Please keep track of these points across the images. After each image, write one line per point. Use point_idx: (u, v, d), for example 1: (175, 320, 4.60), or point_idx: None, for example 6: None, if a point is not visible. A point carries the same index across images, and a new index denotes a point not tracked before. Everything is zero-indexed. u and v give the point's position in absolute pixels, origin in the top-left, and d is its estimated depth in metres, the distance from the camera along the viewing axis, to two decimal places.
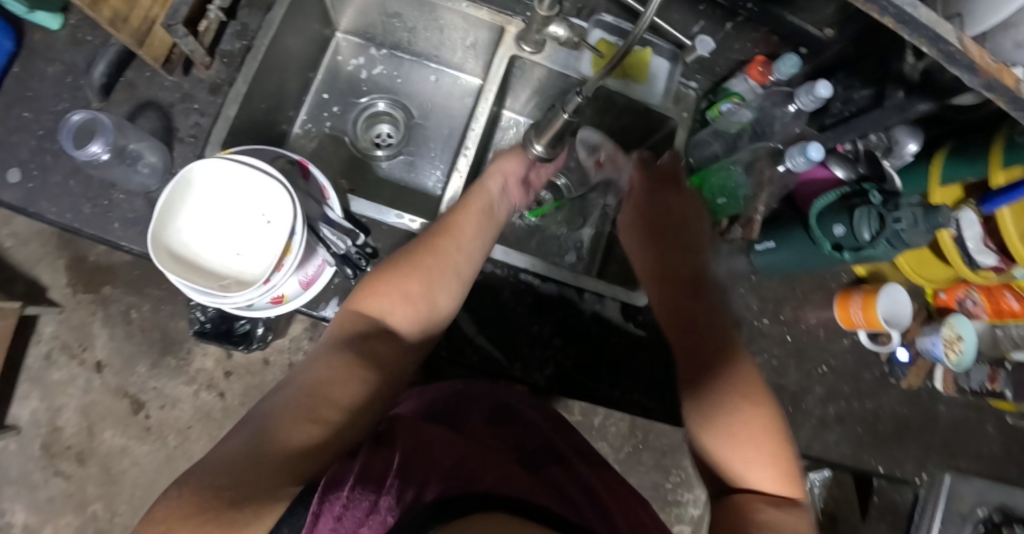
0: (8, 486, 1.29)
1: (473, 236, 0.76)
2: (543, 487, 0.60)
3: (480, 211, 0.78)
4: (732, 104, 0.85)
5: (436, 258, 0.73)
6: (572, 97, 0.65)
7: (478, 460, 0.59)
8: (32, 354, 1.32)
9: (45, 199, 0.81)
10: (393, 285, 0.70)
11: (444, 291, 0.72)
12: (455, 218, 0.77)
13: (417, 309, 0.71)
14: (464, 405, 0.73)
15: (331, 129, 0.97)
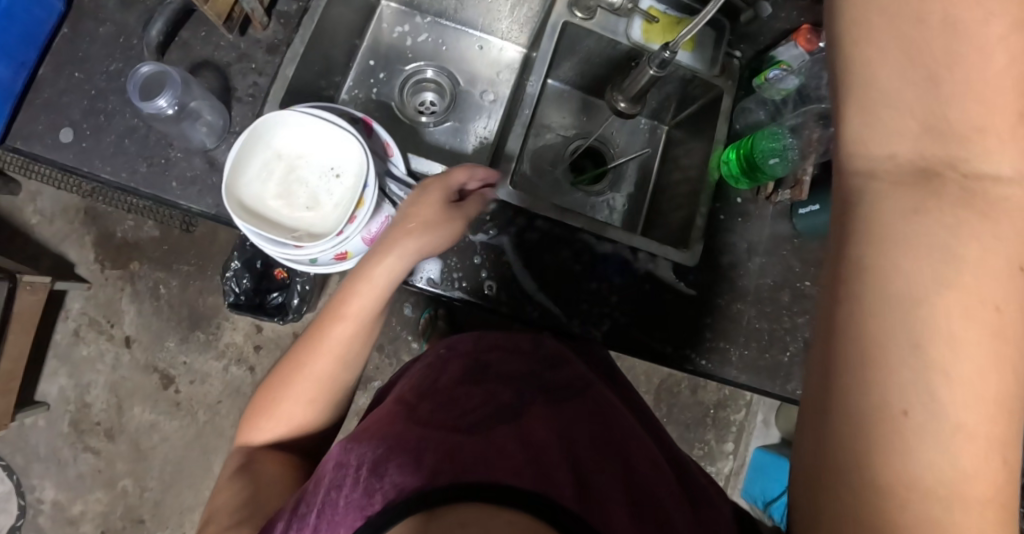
0: (36, 463, 1.27)
1: (349, 328, 0.69)
2: (494, 452, 0.51)
3: (356, 307, 0.68)
4: (779, 72, 0.87)
5: (309, 372, 0.69)
6: (660, 54, 0.80)
7: (411, 453, 0.51)
8: (59, 330, 1.30)
9: (99, 158, 0.81)
10: (269, 406, 0.69)
11: (316, 397, 0.69)
12: (330, 313, 0.69)
13: (310, 423, 0.70)
14: (435, 373, 0.67)
15: (377, 95, 0.99)
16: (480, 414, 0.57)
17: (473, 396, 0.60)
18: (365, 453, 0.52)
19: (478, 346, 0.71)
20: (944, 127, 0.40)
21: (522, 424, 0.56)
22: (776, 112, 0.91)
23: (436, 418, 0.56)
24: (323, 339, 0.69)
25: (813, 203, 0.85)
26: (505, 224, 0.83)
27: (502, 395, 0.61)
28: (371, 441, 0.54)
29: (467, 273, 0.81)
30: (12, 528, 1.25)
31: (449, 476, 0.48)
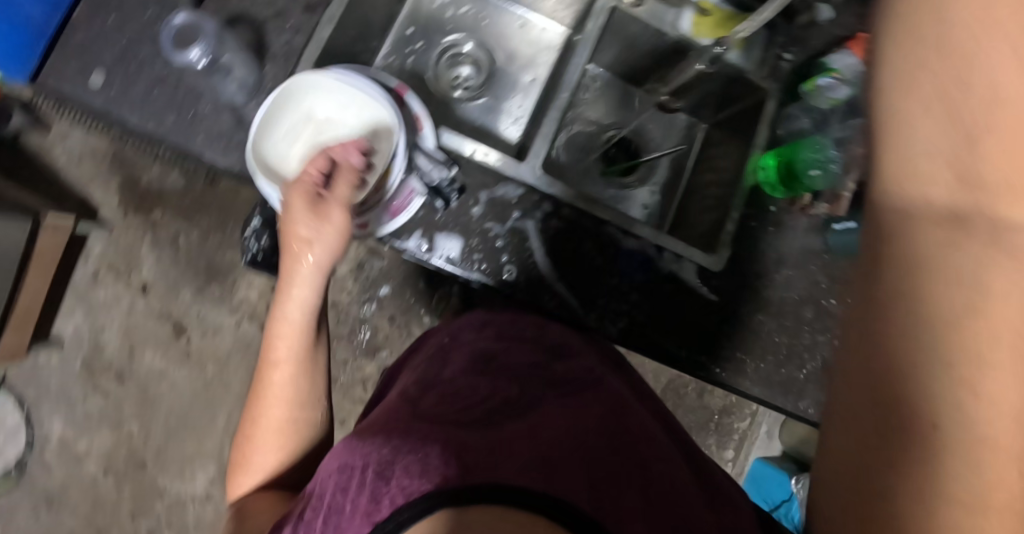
0: (46, 398, 1.29)
1: (290, 363, 0.67)
2: (503, 448, 0.48)
3: (284, 338, 0.66)
4: (830, 80, 0.83)
5: (265, 418, 0.66)
6: (711, 50, 0.86)
7: (417, 449, 0.47)
8: (79, 272, 1.31)
9: (128, 106, 0.78)
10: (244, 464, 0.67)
11: (277, 435, 0.67)
12: (263, 362, 0.67)
13: (284, 463, 0.67)
14: (438, 368, 0.66)
15: (413, 64, 0.97)
16: (486, 411, 0.55)
17: (478, 390, 0.59)
18: (371, 452, 0.49)
19: (483, 334, 0.71)
20: (974, 178, 0.37)
21: (532, 419, 0.53)
22: (821, 123, 0.85)
23: (439, 415, 0.55)
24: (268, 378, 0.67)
25: (850, 221, 0.82)
26: (531, 208, 0.81)
27: (505, 390, 0.59)
28: (376, 438, 0.51)
29: (488, 256, 0.79)
30: (20, 460, 1.27)
31: (459, 473, 0.44)
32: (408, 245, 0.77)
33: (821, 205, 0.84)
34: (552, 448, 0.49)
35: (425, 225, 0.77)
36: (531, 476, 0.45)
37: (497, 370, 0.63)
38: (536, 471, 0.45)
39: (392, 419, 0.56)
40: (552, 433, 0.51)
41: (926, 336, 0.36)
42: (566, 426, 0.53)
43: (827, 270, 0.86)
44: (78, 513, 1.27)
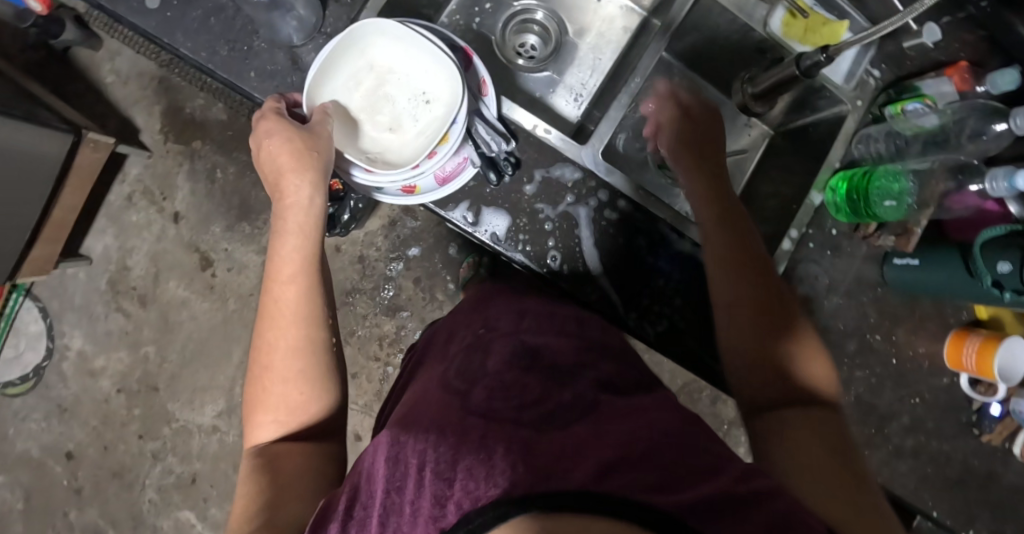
0: (69, 311, 1.30)
1: (298, 286, 0.65)
2: (569, 452, 0.46)
3: (284, 262, 0.65)
4: (921, 105, 0.78)
5: (274, 359, 0.63)
6: (811, 56, 0.73)
7: (478, 456, 0.47)
8: (114, 192, 1.31)
9: (181, 30, 0.78)
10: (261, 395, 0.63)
11: (291, 374, 0.63)
12: (268, 297, 0.65)
13: (304, 410, 0.63)
14: (481, 356, 0.65)
15: (479, 25, 0.92)
16: (543, 412, 0.53)
17: (528, 385, 0.58)
18: (427, 458, 0.49)
19: (519, 326, 0.69)
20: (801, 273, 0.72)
21: (592, 423, 0.52)
22: (898, 149, 0.81)
23: (492, 414, 0.54)
24: (274, 296, 0.65)
25: (914, 258, 0.80)
26: (585, 194, 0.75)
27: (556, 391, 0.57)
28: (431, 440, 0.51)
29: (534, 238, 0.74)
30: (37, 368, 1.29)
31: (526, 483, 0.43)
32: (453, 216, 0.74)
33: (886, 236, 0.82)
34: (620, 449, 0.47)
35: (474, 197, 0.74)
36: (601, 480, 0.42)
37: (544, 364, 0.61)
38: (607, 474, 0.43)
39: (442, 417, 0.56)
40: (615, 435, 0.49)
41: (791, 458, 0.57)
42: (629, 427, 0.51)
43: (879, 304, 0.85)
44: (88, 427, 1.29)
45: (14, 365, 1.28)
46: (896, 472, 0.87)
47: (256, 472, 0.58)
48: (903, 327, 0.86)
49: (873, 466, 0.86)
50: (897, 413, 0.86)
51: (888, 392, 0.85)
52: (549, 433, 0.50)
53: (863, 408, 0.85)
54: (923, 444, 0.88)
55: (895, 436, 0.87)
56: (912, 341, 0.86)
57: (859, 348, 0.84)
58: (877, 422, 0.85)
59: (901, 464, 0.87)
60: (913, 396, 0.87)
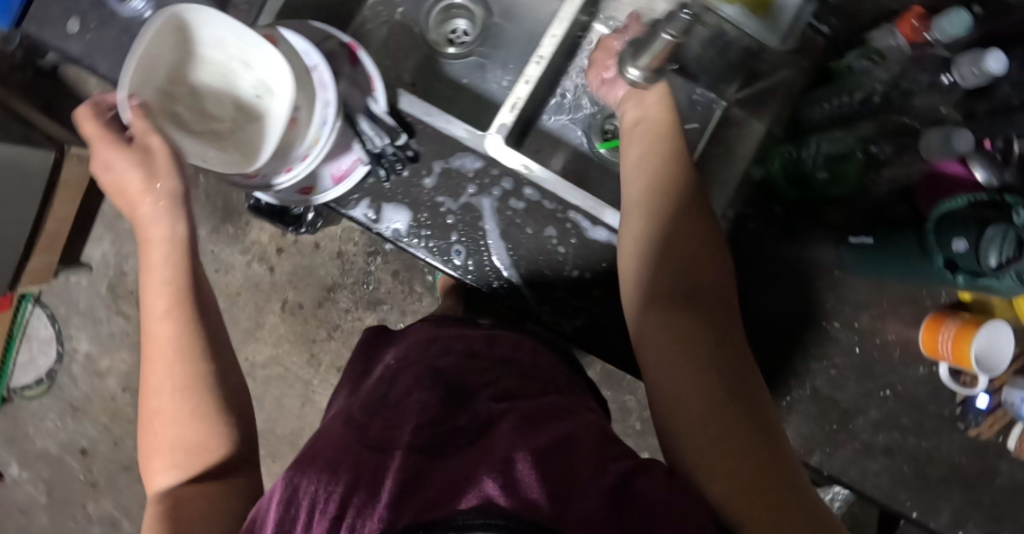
0: (75, 316, 1.37)
1: (173, 327, 0.64)
2: (462, 482, 0.46)
3: (157, 305, 0.65)
4: (864, 64, 0.68)
5: (159, 406, 0.63)
6: (678, 13, 0.60)
7: (373, 486, 0.48)
8: (107, 201, 1.36)
9: (105, 55, 0.83)
10: (159, 448, 0.62)
11: (178, 415, 0.62)
12: (146, 345, 0.65)
13: (199, 445, 0.62)
14: (385, 383, 0.64)
15: (402, 15, 0.88)
16: (435, 436, 0.53)
17: (423, 412, 0.56)
18: (320, 500, 0.48)
19: (430, 353, 0.67)
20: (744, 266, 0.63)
21: (481, 442, 0.52)
22: (849, 117, 0.70)
23: (388, 440, 0.53)
24: (155, 347, 0.64)
25: (867, 236, 0.72)
26: (489, 184, 0.71)
27: (449, 412, 0.57)
28: (324, 474, 0.50)
29: (436, 233, 0.71)
30: (50, 371, 1.37)
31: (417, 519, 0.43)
32: (354, 214, 0.72)
33: (831, 213, 0.75)
34: (504, 461, 0.48)
35: (372, 194, 0.72)
36: (490, 496, 0.44)
37: (442, 394, 0.59)
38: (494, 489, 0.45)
39: (338, 444, 0.54)
40: (509, 443, 0.50)
41: (725, 483, 0.53)
42: (519, 438, 0.51)
43: (839, 290, 0.76)
44: (99, 424, 1.37)
45: (29, 368, 1.37)
46: (866, 471, 0.78)
47: (156, 526, 0.57)
48: (869, 312, 0.77)
49: (837, 465, 0.78)
50: (864, 406, 0.78)
51: (850, 385, 0.78)
52: (444, 458, 0.50)
53: (821, 404, 0.77)
54: (899, 441, 0.79)
55: (863, 432, 0.78)
56: (879, 326, 0.77)
57: (814, 337, 0.76)
58: (839, 416, 0.78)
59: (871, 463, 0.78)
60: (883, 389, 0.78)
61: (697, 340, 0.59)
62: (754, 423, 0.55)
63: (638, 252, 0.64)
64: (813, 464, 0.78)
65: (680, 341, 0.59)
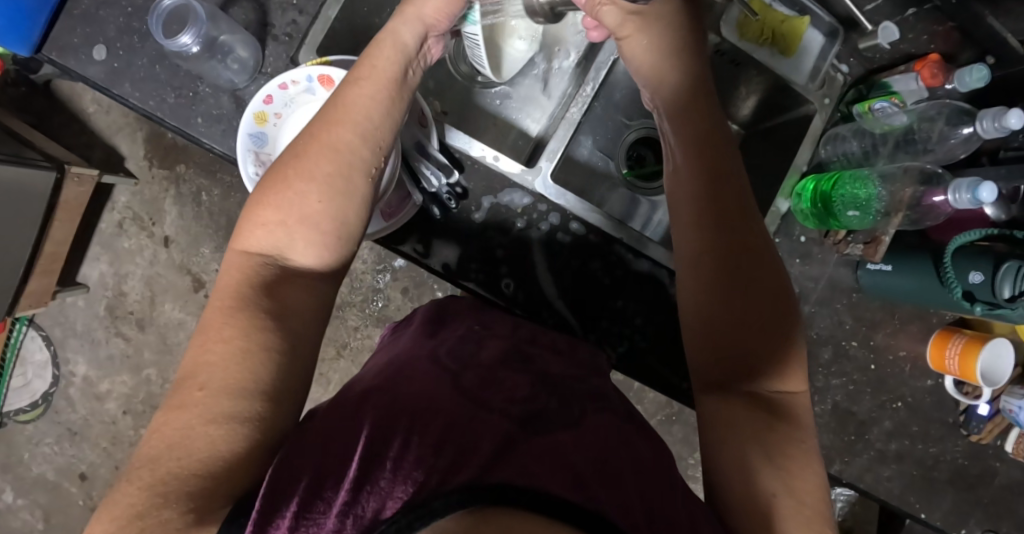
0: (72, 338, 1.34)
1: (356, 149, 0.59)
2: (539, 464, 0.48)
3: (351, 125, 0.60)
4: (888, 104, 0.76)
5: (298, 186, 0.57)
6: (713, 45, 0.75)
7: (459, 452, 0.49)
8: (105, 220, 1.33)
9: (129, 81, 0.79)
10: (273, 210, 0.58)
11: (324, 220, 0.57)
12: (329, 116, 0.60)
13: (322, 230, 0.57)
14: (474, 347, 0.64)
15: None
16: (530, 412, 0.55)
17: (518, 387, 0.58)
18: (410, 445, 0.50)
19: (515, 334, 0.68)
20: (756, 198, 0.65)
21: (580, 434, 0.54)
22: (870, 150, 0.77)
23: (484, 402, 0.55)
24: (338, 115, 0.60)
25: (886, 263, 0.76)
26: (536, 219, 0.75)
27: (544, 396, 0.57)
28: (414, 421, 0.52)
29: (485, 265, 0.74)
30: (45, 395, 1.34)
31: (494, 477, 0.46)
32: (405, 249, 0.74)
33: (855, 243, 0.78)
34: (596, 465, 0.50)
35: (422, 229, 0.74)
36: (574, 493, 0.47)
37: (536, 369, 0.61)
38: (580, 487, 0.47)
39: (431, 395, 0.55)
40: (578, 450, 0.51)
41: (748, 456, 0.57)
42: (617, 449, 0.54)
43: (855, 310, 0.83)
44: (98, 448, 1.34)
45: (23, 392, 1.33)
46: (880, 477, 0.84)
47: (244, 297, 0.55)
48: (882, 331, 0.84)
49: (855, 471, 0.83)
50: (878, 417, 0.84)
51: (867, 398, 0.84)
52: (538, 436, 0.52)
53: (840, 416, 0.83)
54: (908, 448, 0.85)
55: (877, 441, 0.84)
56: (891, 343, 0.84)
57: (834, 355, 0.83)
58: (856, 427, 0.83)
59: (885, 469, 0.84)
60: (895, 401, 0.85)
61: (736, 317, 0.61)
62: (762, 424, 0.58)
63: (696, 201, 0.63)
64: (834, 472, 0.83)
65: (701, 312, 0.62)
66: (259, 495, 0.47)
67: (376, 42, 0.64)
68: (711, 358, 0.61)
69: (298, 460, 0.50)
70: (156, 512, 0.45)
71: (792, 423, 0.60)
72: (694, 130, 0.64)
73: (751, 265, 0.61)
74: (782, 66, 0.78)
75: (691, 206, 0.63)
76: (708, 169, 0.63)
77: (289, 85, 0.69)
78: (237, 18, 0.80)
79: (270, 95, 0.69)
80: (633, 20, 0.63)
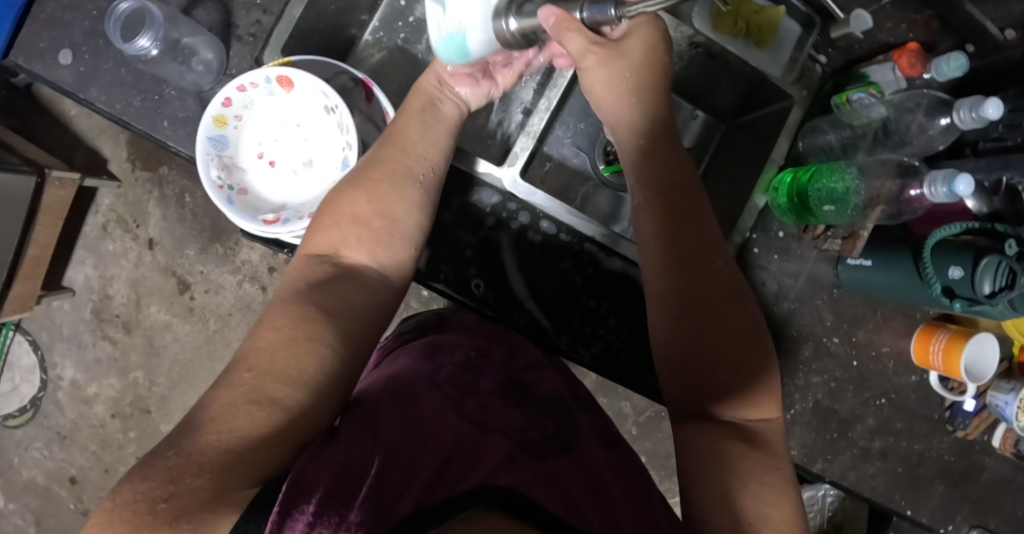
0: (59, 341, 1.34)
1: (406, 162, 0.64)
2: (542, 487, 0.49)
3: (409, 150, 0.65)
4: (866, 95, 0.73)
5: (350, 191, 0.61)
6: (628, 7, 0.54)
7: (464, 472, 0.48)
8: (89, 223, 1.32)
9: (95, 85, 0.77)
10: (339, 215, 0.60)
11: (377, 220, 0.61)
12: (384, 144, 0.65)
13: (372, 230, 0.60)
14: (473, 376, 0.62)
15: (404, 42, 0.90)
16: (531, 439, 0.55)
17: (520, 418, 0.57)
18: (420, 462, 0.49)
19: (512, 363, 0.66)
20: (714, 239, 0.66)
21: (573, 461, 0.55)
22: (848, 143, 0.76)
23: (488, 427, 0.55)
24: (398, 136, 0.66)
25: (865, 259, 0.75)
26: (506, 218, 0.73)
27: (540, 423, 0.58)
28: (420, 444, 0.51)
29: (454, 266, 0.73)
30: (34, 399, 1.34)
31: (501, 482, 0.46)
32: None
33: (834, 238, 0.78)
34: (591, 495, 0.51)
35: None
36: (570, 511, 0.47)
37: (532, 397, 0.62)
38: (575, 511, 0.48)
39: (439, 418, 0.54)
40: (567, 477, 0.52)
41: (728, 478, 0.55)
42: (607, 481, 0.55)
43: (836, 306, 0.82)
44: (88, 452, 1.34)
45: (12, 397, 1.33)
46: (864, 475, 0.83)
47: (302, 289, 0.56)
48: (864, 326, 0.82)
49: (838, 469, 0.82)
50: (862, 415, 0.82)
51: (849, 395, 0.82)
52: (539, 463, 0.52)
53: (822, 414, 0.81)
54: (893, 445, 0.83)
55: (861, 439, 0.83)
56: (873, 339, 0.82)
57: (815, 353, 0.81)
58: (838, 426, 0.82)
59: (869, 467, 0.83)
60: (879, 398, 0.83)
61: (713, 349, 0.61)
62: (743, 450, 0.57)
63: (660, 241, 0.64)
64: (816, 471, 0.81)
65: (679, 351, 0.62)
66: (278, 497, 0.44)
67: (414, 92, 0.69)
68: (692, 392, 0.61)
69: (312, 474, 0.47)
70: (190, 478, 0.43)
71: (768, 451, 0.58)
72: (667, 167, 0.67)
73: (720, 300, 0.62)
74: (759, 57, 0.76)
75: (664, 257, 0.64)
76: (670, 207, 0.65)
77: (248, 87, 0.67)
78: (201, 19, 0.79)
79: (229, 97, 0.66)
80: (595, 51, 0.63)
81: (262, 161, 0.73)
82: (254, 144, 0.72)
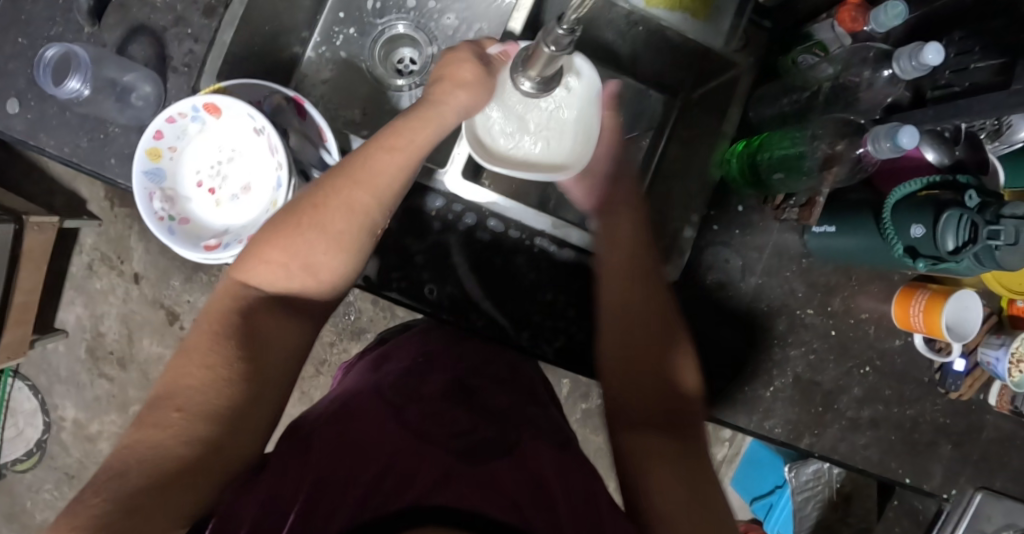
0: (58, 383, 1.35)
1: (372, 211, 0.58)
2: (485, 493, 0.47)
3: (371, 186, 0.58)
4: (811, 56, 0.71)
5: (306, 233, 0.56)
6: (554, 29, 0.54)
7: (400, 485, 0.47)
8: (75, 263, 1.34)
9: (43, 131, 0.77)
10: (286, 250, 0.57)
11: (325, 272, 0.57)
12: (348, 173, 0.59)
13: (318, 272, 0.57)
14: (417, 380, 0.62)
15: (346, 54, 0.90)
16: (471, 445, 0.54)
17: (462, 420, 0.57)
18: (352, 483, 0.49)
19: (456, 366, 0.65)
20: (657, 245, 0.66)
21: (516, 461, 0.53)
22: (801, 108, 0.73)
23: (428, 435, 0.54)
24: (368, 161, 0.59)
25: (828, 225, 0.73)
26: (453, 220, 0.72)
27: (484, 426, 0.57)
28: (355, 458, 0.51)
29: (406, 273, 0.71)
30: (40, 442, 1.36)
31: (432, 501, 0.45)
32: None
33: (793, 207, 0.75)
34: (533, 492, 0.49)
35: None
36: (510, 514, 0.45)
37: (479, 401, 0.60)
38: (514, 511, 0.46)
39: (374, 431, 0.54)
40: (505, 476, 0.50)
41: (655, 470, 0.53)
42: (552, 473, 0.54)
43: (808, 276, 0.79)
44: None
45: (18, 442, 1.36)
46: (856, 445, 0.80)
47: (233, 323, 0.54)
48: (840, 294, 0.80)
49: (827, 443, 0.80)
50: (847, 385, 0.80)
51: (831, 366, 0.80)
52: (476, 465, 0.51)
53: (804, 388, 0.79)
54: (883, 413, 0.81)
55: (848, 409, 0.80)
56: (851, 306, 0.80)
57: (790, 326, 0.79)
58: (823, 398, 0.79)
59: (860, 437, 0.80)
60: (863, 366, 0.80)
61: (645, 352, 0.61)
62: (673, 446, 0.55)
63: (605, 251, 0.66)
64: (804, 447, 0.79)
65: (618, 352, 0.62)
66: None
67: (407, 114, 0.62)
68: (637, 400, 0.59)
69: (239, 511, 0.48)
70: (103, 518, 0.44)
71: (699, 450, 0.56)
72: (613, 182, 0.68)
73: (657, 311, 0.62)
74: (694, 31, 0.73)
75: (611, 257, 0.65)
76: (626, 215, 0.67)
77: (177, 118, 0.66)
78: (137, 54, 0.79)
79: (159, 130, 0.66)
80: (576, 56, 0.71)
81: (203, 190, 0.72)
82: (193, 174, 0.72)
